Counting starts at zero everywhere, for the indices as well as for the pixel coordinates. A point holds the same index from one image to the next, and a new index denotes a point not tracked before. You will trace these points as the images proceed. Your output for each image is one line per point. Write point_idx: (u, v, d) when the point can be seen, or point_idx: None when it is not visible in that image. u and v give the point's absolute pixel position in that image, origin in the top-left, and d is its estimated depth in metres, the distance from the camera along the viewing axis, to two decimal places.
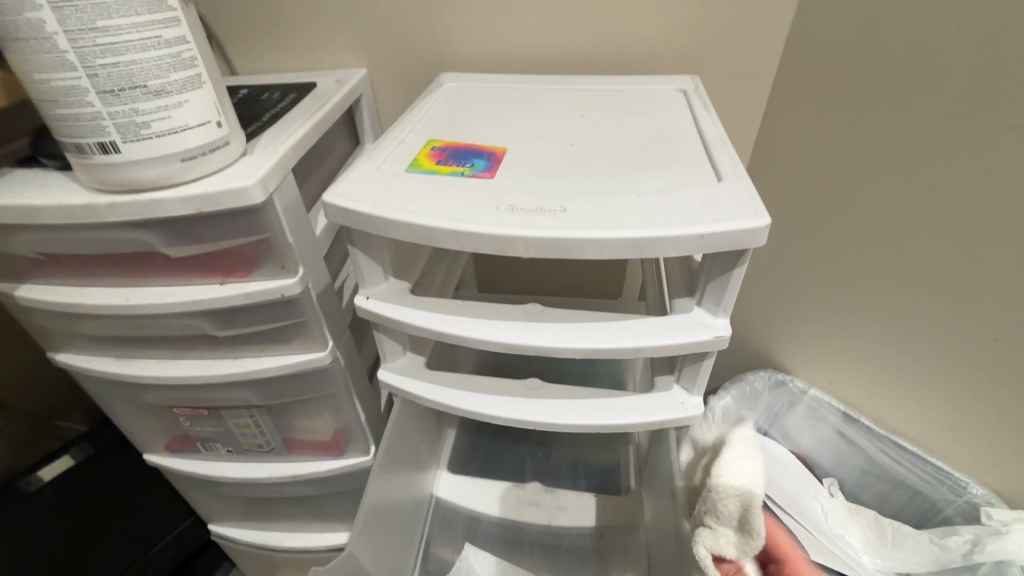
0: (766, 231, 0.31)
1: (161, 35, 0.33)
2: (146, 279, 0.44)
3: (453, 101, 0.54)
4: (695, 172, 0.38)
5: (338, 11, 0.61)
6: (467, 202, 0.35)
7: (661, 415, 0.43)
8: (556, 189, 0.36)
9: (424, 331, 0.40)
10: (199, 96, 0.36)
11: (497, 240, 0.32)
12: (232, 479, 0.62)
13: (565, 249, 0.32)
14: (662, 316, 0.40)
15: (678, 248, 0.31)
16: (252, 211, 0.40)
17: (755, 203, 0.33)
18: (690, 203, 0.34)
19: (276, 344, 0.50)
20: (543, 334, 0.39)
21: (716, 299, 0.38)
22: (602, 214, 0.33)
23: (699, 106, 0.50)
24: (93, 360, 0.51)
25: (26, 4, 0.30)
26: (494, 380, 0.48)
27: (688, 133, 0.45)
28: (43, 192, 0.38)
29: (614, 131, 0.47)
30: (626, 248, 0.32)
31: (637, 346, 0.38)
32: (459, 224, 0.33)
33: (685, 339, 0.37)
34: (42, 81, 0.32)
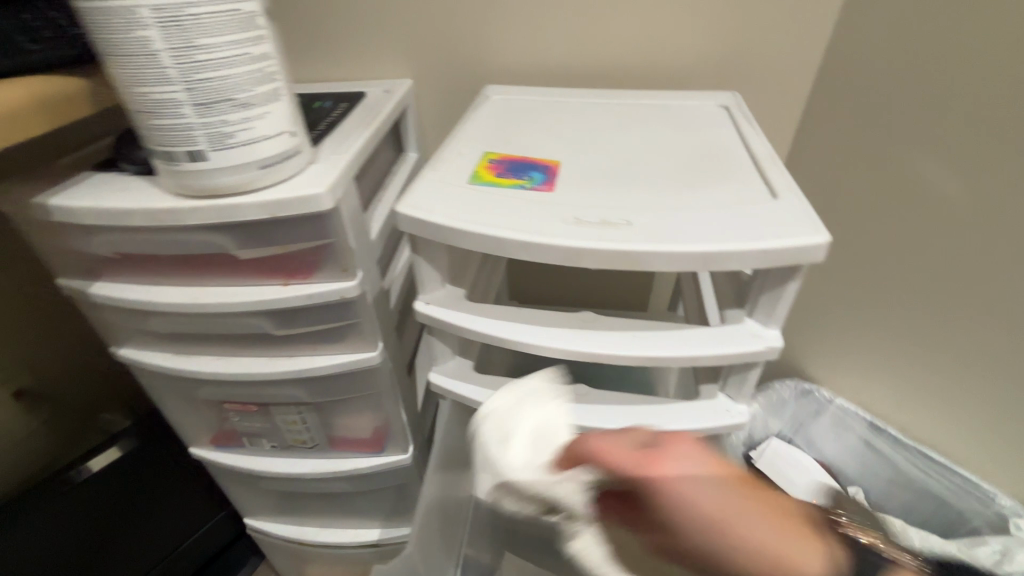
0: (825, 247, 0.33)
1: (250, 51, 0.35)
2: (213, 279, 0.46)
3: (501, 114, 0.56)
4: (749, 190, 0.40)
5: (388, 24, 0.64)
6: (535, 215, 0.37)
7: (707, 421, 0.46)
8: (618, 204, 0.39)
9: (484, 336, 0.43)
10: (277, 108, 0.38)
11: (565, 252, 0.34)
12: (275, 473, 0.64)
13: (634, 260, 0.34)
14: (713, 328, 0.42)
15: (743, 262, 0.33)
16: (320, 217, 0.42)
17: (814, 220, 0.35)
18: (749, 220, 0.36)
19: (330, 343, 0.52)
20: (600, 342, 0.41)
21: (768, 311, 0.40)
22: (665, 229, 0.35)
23: (741, 123, 0.52)
24: (153, 355, 0.53)
25: (135, 23, 0.32)
26: (542, 385, 0.50)
27: (735, 151, 0.47)
28: (127, 195, 0.41)
29: (662, 147, 0.49)
30: (693, 260, 0.34)
31: (693, 355, 0.40)
32: (531, 236, 0.35)
33: (739, 348, 0.40)
34: (140, 94, 0.34)
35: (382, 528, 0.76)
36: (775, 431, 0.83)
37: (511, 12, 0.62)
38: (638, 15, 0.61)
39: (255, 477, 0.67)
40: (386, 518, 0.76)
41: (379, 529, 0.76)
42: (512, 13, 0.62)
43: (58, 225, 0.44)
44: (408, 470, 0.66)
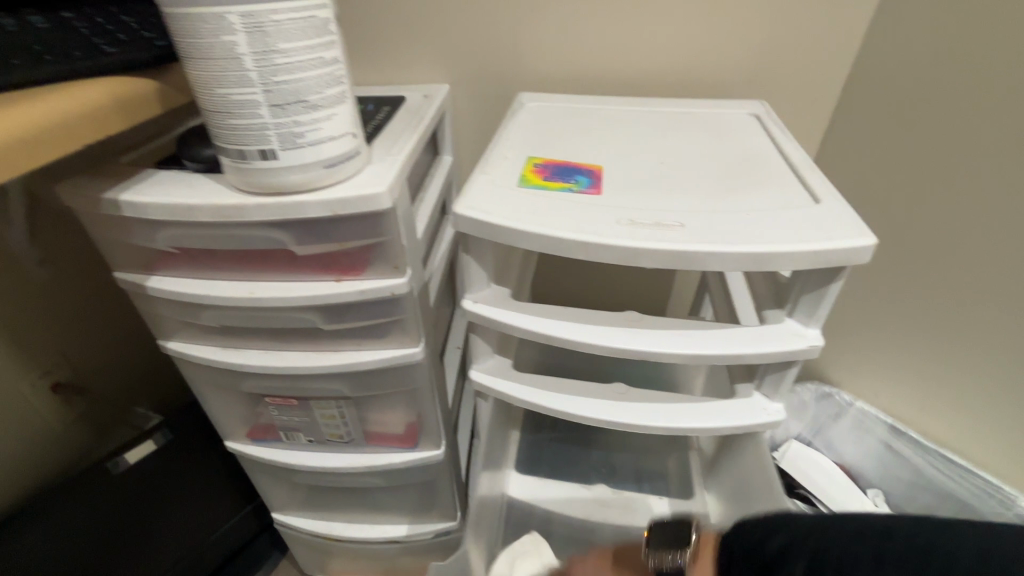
0: (873, 248, 0.36)
1: (323, 56, 0.37)
2: (269, 274, 0.48)
3: (539, 120, 0.57)
4: (791, 196, 0.42)
5: (428, 31, 0.66)
6: (594, 218, 0.39)
7: (746, 419, 0.47)
8: (669, 206, 0.41)
9: (535, 334, 0.44)
10: (343, 110, 0.40)
11: (628, 252, 0.37)
12: (311, 467, 0.65)
13: (694, 260, 0.36)
14: (754, 327, 0.44)
15: (797, 262, 0.36)
16: (377, 216, 0.44)
17: (859, 222, 0.38)
18: (796, 224, 0.38)
19: (374, 338, 0.54)
20: (649, 340, 0.43)
21: (809, 311, 0.42)
22: (719, 233, 0.37)
23: (775, 131, 0.54)
24: (200, 348, 0.55)
25: (224, 28, 0.34)
26: (582, 383, 0.52)
27: (772, 158, 0.49)
28: (193, 191, 0.42)
29: (700, 152, 0.50)
30: (749, 260, 0.36)
31: (739, 352, 0.41)
32: (592, 236, 0.37)
33: (783, 347, 0.41)
34: (220, 94, 0.36)
35: (410, 523, 0.77)
36: (794, 433, 0.84)
37: (547, 21, 0.64)
38: (671, 26, 0.63)
39: (289, 471, 0.68)
40: (414, 513, 0.77)
41: (407, 525, 0.77)
42: (547, 21, 0.64)
43: (123, 220, 0.45)
44: (440, 466, 0.68)
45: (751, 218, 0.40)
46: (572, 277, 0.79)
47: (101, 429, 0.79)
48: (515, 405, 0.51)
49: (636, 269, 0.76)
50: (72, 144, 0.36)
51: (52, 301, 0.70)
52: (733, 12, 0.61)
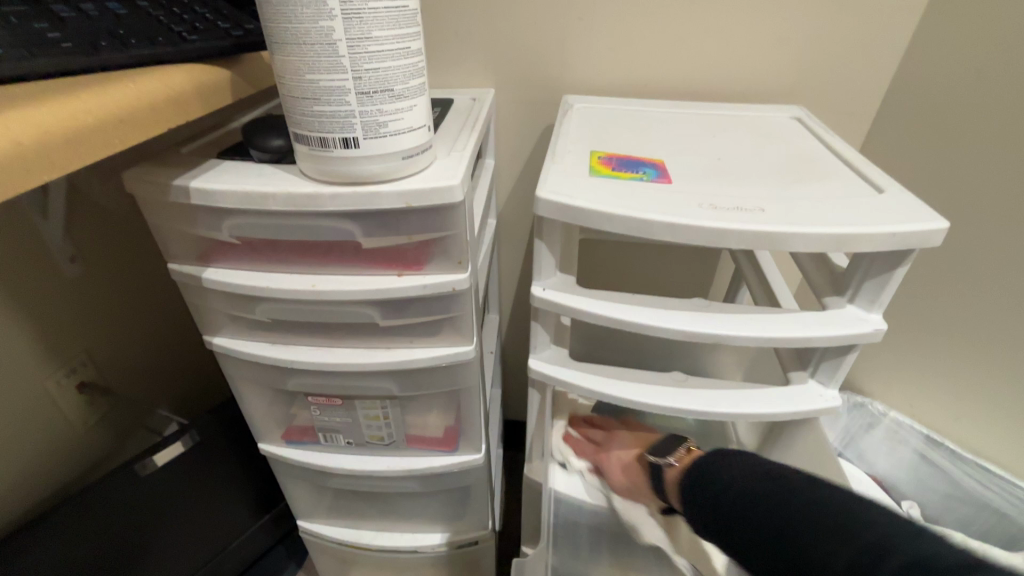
0: (945, 231, 0.36)
1: (410, 46, 0.37)
2: (331, 267, 0.47)
3: (591, 119, 0.58)
4: (852, 186, 0.43)
5: (476, 36, 0.66)
6: (671, 204, 0.39)
7: (801, 407, 0.47)
8: (742, 193, 0.41)
9: (606, 319, 0.44)
10: (422, 102, 0.40)
11: (709, 233, 0.37)
12: (349, 471, 0.63)
13: (772, 241, 0.37)
14: (816, 312, 0.44)
15: (874, 244, 0.36)
16: (448, 210, 0.44)
17: (927, 209, 0.38)
18: (866, 209, 0.39)
19: (428, 337, 0.53)
20: (719, 323, 0.43)
21: (873, 296, 0.42)
22: (795, 215, 0.38)
23: (822, 132, 0.54)
24: (247, 344, 0.54)
25: (322, 13, 0.34)
26: (640, 371, 0.52)
27: (825, 155, 0.50)
28: (267, 181, 0.42)
29: (752, 149, 0.51)
30: (826, 241, 0.36)
31: (808, 336, 0.41)
32: (674, 218, 0.37)
33: (848, 331, 0.41)
34: (310, 81, 0.36)
35: (441, 532, 0.75)
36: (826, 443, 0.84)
37: (595, 28, 0.65)
38: (716, 36, 0.64)
39: (324, 475, 0.66)
40: (445, 521, 0.75)
41: (438, 534, 0.75)
42: (594, 28, 0.65)
43: (187, 209, 0.45)
44: (478, 471, 0.66)
45: (822, 204, 0.40)
46: (608, 276, 0.79)
47: (122, 431, 0.76)
48: (573, 392, 0.50)
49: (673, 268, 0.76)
50: (147, 133, 0.35)
51: (84, 299, 0.68)
52: (776, 23, 0.63)
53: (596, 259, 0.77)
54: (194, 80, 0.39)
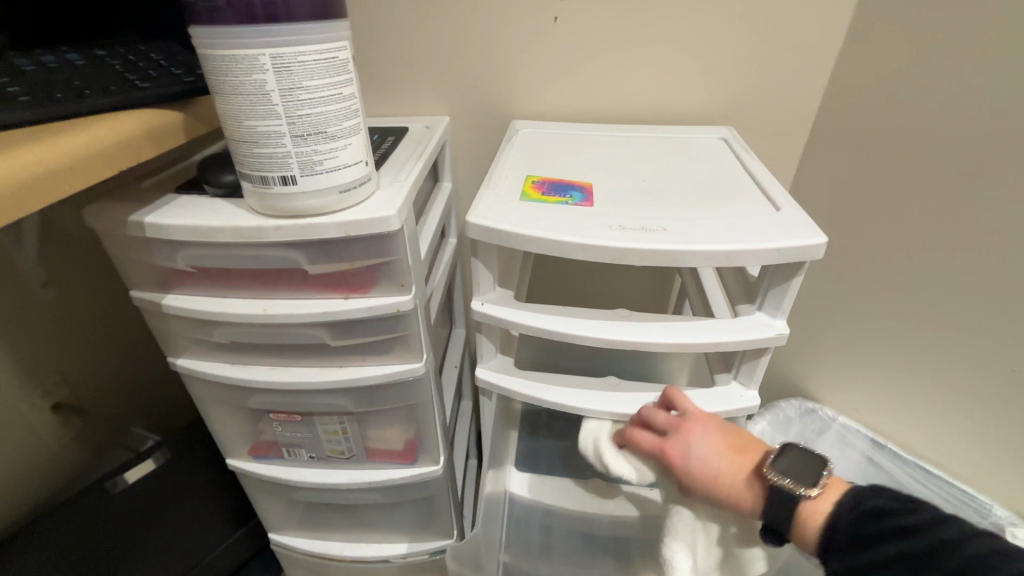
0: (823, 246, 0.39)
1: (343, 92, 0.40)
2: (282, 292, 0.51)
3: (532, 144, 0.61)
4: (757, 205, 0.46)
5: (429, 68, 0.70)
6: (588, 226, 0.43)
7: (723, 407, 0.50)
8: (654, 214, 0.45)
9: (539, 331, 0.47)
10: (357, 140, 0.43)
11: (615, 252, 0.40)
12: (313, 484, 0.66)
13: (672, 258, 0.40)
14: (728, 319, 0.47)
15: (760, 258, 0.40)
16: (387, 238, 0.47)
17: (809, 223, 0.42)
18: (761, 226, 0.42)
19: (378, 355, 0.56)
20: (638, 332, 0.46)
21: (776, 304, 0.45)
22: (695, 233, 0.41)
23: (741, 152, 0.58)
24: (209, 365, 0.57)
25: (255, 68, 0.37)
26: (578, 377, 0.55)
27: (741, 174, 0.53)
28: (217, 215, 0.45)
29: (677, 170, 0.54)
30: (720, 256, 0.40)
31: (716, 341, 0.45)
32: (586, 239, 0.41)
33: (752, 335, 0.45)
34: (248, 126, 0.39)
35: (409, 542, 0.78)
36: None
37: (540, 59, 0.68)
38: (655, 65, 0.68)
39: (290, 488, 0.69)
40: (412, 532, 0.78)
41: (406, 543, 0.78)
42: (539, 59, 0.69)
43: (145, 241, 0.48)
44: (438, 482, 0.69)
45: (724, 222, 0.44)
46: (564, 289, 0.82)
47: (96, 449, 0.78)
48: (516, 399, 0.54)
49: (626, 280, 0.80)
50: (98, 177, 0.39)
51: (56, 322, 0.71)
52: (710, 52, 0.67)
53: (552, 272, 0.80)
54: (142, 123, 0.42)
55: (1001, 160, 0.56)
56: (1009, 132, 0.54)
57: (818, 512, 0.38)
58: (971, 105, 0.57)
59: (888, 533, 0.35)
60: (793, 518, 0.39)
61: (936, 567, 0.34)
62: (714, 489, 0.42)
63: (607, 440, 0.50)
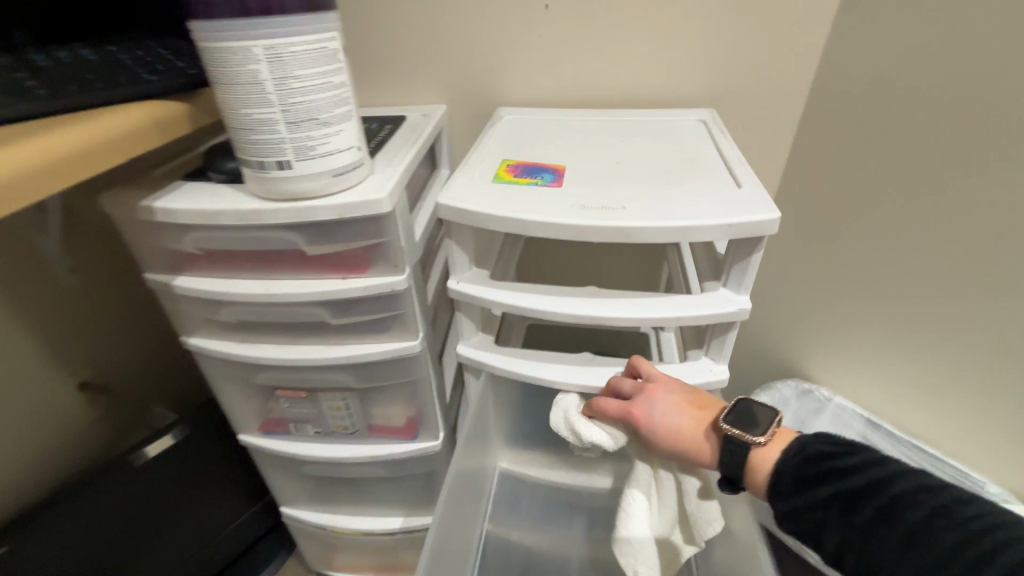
0: (775, 222, 0.41)
1: (333, 81, 0.43)
2: (283, 273, 0.54)
3: (511, 130, 0.63)
4: (719, 183, 0.48)
5: (425, 58, 0.72)
6: (552, 205, 0.45)
7: (691, 378, 0.52)
8: (620, 193, 0.47)
9: (512, 306, 0.50)
10: (348, 126, 0.45)
11: (576, 230, 0.43)
12: (318, 458, 0.69)
13: (628, 234, 0.42)
14: (694, 295, 0.49)
15: (711, 234, 0.41)
16: (380, 219, 0.50)
17: (767, 202, 0.43)
18: (720, 204, 0.44)
19: (377, 332, 0.59)
20: (605, 306, 0.49)
21: (738, 280, 0.47)
22: (652, 211, 0.44)
23: (716, 134, 0.59)
24: (216, 343, 0.60)
25: (249, 59, 0.40)
26: (557, 352, 0.58)
27: (711, 155, 0.55)
28: (219, 200, 0.48)
29: (648, 150, 0.56)
30: (675, 231, 0.42)
31: (677, 315, 0.47)
32: (551, 218, 0.43)
33: (714, 310, 0.47)
34: (244, 114, 0.42)
35: (413, 516, 0.81)
36: None
37: (532, 47, 0.70)
38: (647, 51, 0.69)
39: (300, 462, 0.72)
40: (415, 506, 0.81)
41: (410, 517, 0.81)
42: (532, 47, 0.70)
43: (155, 226, 0.51)
44: (438, 456, 0.72)
45: (684, 200, 0.45)
46: (558, 272, 0.84)
47: (120, 427, 0.83)
48: (495, 372, 0.57)
49: (620, 262, 0.81)
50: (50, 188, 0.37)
51: (79, 308, 0.75)
52: (701, 36, 0.68)
53: (547, 256, 0.82)
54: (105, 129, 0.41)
55: (995, 139, 0.56)
56: (1000, 110, 0.55)
57: (766, 460, 0.42)
58: (962, 83, 0.57)
59: (825, 475, 0.39)
60: (745, 467, 0.42)
61: (866, 505, 0.36)
62: (676, 446, 0.45)
63: (576, 411, 0.53)
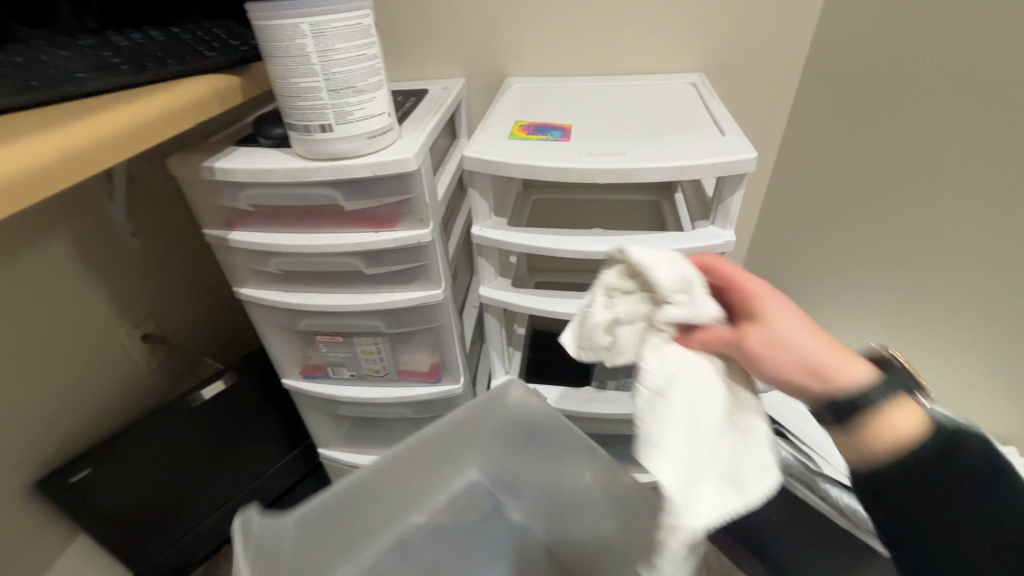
0: (754, 159, 0.48)
1: (367, 53, 0.49)
2: (323, 227, 0.61)
3: (524, 96, 0.69)
4: (708, 132, 0.55)
5: (445, 34, 0.78)
6: (561, 155, 0.52)
7: None
8: (620, 143, 0.54)
9: (528, 246, 0.57)
10: (380, 94, 0.52)
11: (584, 172, 0.50)
12: (352, 398, 0.77)
13: (629, 175, 0.49)
14: (686, 232, 0.57)
15: (700, 171, 0.49)
16: (407, 177, 0.56)
17: (747, 143, 0.50)
18: (710, 148, 0.51)
19: (405, 282, 0.66)
20: (609, 244, 0.56)
21: (725, 216, 0.55)
22: (649, 155, 0.51)
23: (709, 94, 0.64)
24: (264, 292, 0.68)
25: (297, 34, 0.46)
26: (568, 293, 0.66)
27: (703, 110, 0.61)
28: (270, 160, 0.56)
29: (646, 110, 0.62)
30: (669, 172, 0.49)
31: (673, 248, 0.54)
32: (561, 163, 0.50)
33: (704, 242, 0.54)
34: (292, 83, 0.49)
35: None
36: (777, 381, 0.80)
37: (544, 22, 0.75)
38: (651, 24, 0.74)
39: (335, 403, 0.81)
40: None
41: None
42: (543, 22, 0.75)
43: (214, 184, 0.59)
44: (458, 399, 0.80)
45: (677, 147, 0.52)
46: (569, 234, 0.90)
47: (176, 374, 0.93)
48: (513, 310, 0.64)
49: (628, 224, 0.87)
50: (47, 191, 0.37)
51: (140, 266, 0.85)
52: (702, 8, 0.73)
53: (558, 220, 0.89)
54: (57, 151, 0.38)
55: None
56: None
57: (922, 399, 0.34)
58: None
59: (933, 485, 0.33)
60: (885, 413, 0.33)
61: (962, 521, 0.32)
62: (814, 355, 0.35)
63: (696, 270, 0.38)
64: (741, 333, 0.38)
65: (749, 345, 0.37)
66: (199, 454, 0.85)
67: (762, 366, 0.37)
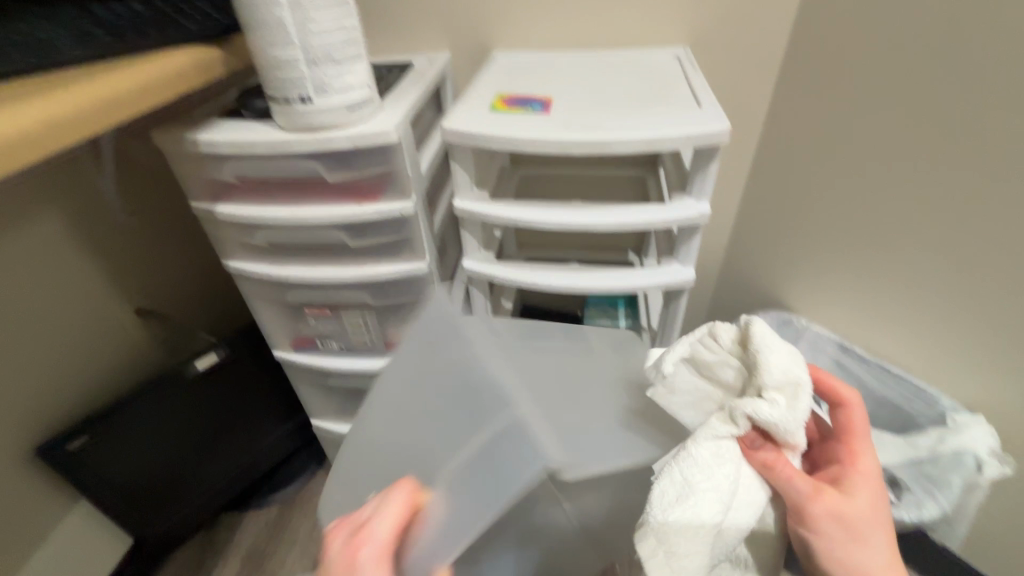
0: (728, 132, 0.49)
1: (345, 24, 0.50)
2: (308, 199, 0.62)
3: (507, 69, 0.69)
4: (685, 104, 0.55)
5: (429, 7, 0.78)
6: (539, 127, 0.52)
7: (662, 279, 0.62)
8: (598, 114, 0.55)
9: (508, 218, 0.58)
10: (359, 65, 0.53)
11: (561, 143, 0.51)
12: (341, 369, 0.79)
13: (605, 146, 0.50)
14: (664, 204, 0.58)
15: (674, 143, 0.49)
16: (389, 149, 0.57)
17: (722, 115, 0.51)
18: (686, 120, 0.52)
19: (390, 254, 0.67)
20: (587, 215, 0.57)
21: (700, 188, 0.55)
22: (625, 127, 0.51)
23: (691, 66, 0.64)
24: (250, 264, 0.69)
25: (273, 4, 0.47)
26: (550, 265, 0.67)
27: (684, 82, 0.61)
28: (252, 132, 0.57)
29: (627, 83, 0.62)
30: (643, 144, 0.50)
31: (649, 220, 0.55)
32: (538, 134, 0.51)
33: (679, 214, 0.55)
34: (271, 55, 0.49)
35: None
36: None
37: None
38: None
39: (325, 375, 0.83)
40: None
41: None
42: None
43: (198, 156, 0.60)
44: None
45: (653, 119, 0.53)
46: None
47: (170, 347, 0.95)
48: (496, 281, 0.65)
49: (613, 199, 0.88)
50: (29, 158, 0.38)
51: (131, 241, 0.86)
52: None
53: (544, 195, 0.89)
54: (38, 121, 0.38)
55: None
56: None
57: None
58: None
59: None
60: None
61: None
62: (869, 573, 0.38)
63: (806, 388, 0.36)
64: (821, 492, 0.38)
65: (818, 504, 0.38)
66: (195, 425, 0.88)
67: (805, 524, 0.39)
